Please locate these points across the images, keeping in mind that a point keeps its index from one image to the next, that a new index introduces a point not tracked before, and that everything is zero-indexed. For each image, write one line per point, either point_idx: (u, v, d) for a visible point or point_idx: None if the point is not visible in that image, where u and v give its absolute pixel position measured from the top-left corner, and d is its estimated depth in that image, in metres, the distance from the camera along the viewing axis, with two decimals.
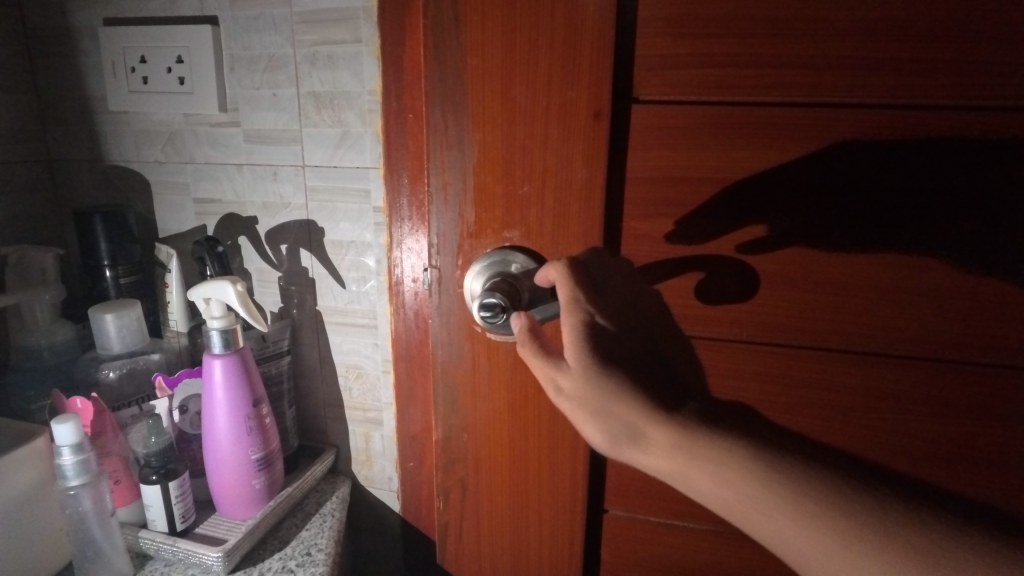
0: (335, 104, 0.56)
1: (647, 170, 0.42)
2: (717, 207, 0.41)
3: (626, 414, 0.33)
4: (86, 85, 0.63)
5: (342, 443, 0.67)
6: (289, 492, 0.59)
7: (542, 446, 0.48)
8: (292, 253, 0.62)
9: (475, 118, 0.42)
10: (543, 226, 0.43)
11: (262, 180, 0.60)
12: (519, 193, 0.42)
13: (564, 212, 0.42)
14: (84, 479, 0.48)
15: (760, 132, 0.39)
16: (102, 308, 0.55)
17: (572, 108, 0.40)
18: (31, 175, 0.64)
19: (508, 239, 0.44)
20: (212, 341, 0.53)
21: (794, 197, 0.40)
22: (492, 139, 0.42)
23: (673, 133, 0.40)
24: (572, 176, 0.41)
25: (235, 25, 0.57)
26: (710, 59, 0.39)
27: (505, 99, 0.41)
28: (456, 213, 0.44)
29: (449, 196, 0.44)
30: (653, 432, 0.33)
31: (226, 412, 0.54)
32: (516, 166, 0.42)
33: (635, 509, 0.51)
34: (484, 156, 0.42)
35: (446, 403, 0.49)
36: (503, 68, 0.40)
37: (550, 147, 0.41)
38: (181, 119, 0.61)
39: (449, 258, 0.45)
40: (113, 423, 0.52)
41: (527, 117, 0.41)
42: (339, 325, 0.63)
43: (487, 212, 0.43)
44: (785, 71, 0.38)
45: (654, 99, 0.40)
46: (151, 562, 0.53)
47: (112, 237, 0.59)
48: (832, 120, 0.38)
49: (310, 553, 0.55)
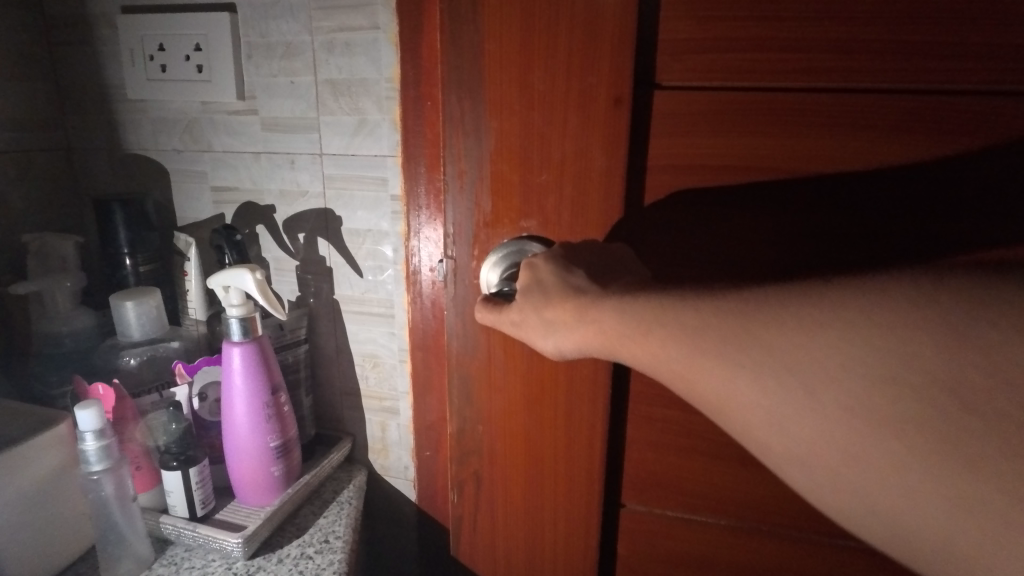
0: (352, 91, 0.56)
1: (669, 155, 0.41)
2: (741, 194, 0.41)
3: (551, 313, 0.38)
4: (104, 73, 0.63)
5: (358, 432, 0.67)
6: (306, 480, 0.59)
7: (556, 436, 0.48)
8: (310, 242, 0.62)
9: (493, 104, 0.41)
10: (561, 215, 0.42)
11: (279, 169, 0.60)
12: (537, 181, 0.42)
13: (582, 200, 0.41)
14: (106, 464, 0.48)
15: (784, 119, 0.38)
16: (122, 295, 0.55)
17: (590, 93, 0.39)
18: (52, 164, 0.64)
19: (527, 226, 0.43)
20: (231, 329, 0.53)
21: (818, 186, 0.39)
22: (510, 126, 0.41)
23: (697, 119, 0.40)
24: (591, 163, 0.41)
25: (252, 12, 0.57)
26: (735, 44, 0.38)
27: (524, 85, 0.40)
28: (473, 201, 0.43)
29: (466, 183, 0.43)
30: (570, 325, 0.37)
31: (245, 399, 0.54)
32: (534, 153, 0.41)
33: (654, 496, 0.50)
34: (502, 143, 0.41)
35: (461, 395, 0.49)
36: (522, 54, 0.39)
37: (570, 133, 0.40)
38: (198, 108, 0.61)
39: (465, 246, 0.45)
40: (133, 411, 0.52)
41: (547, 103, 0.40)
42: (356, 314, 0.63)
43: (505, 199, 0.43)
44: (812, 56, 0.37)
45: (678, 84, 0.40)
46: (172, 548, 0.54)
47: (131, 224, 0.59)
48: (860, 106, 0.37)
49: (327, 539, 0.55)
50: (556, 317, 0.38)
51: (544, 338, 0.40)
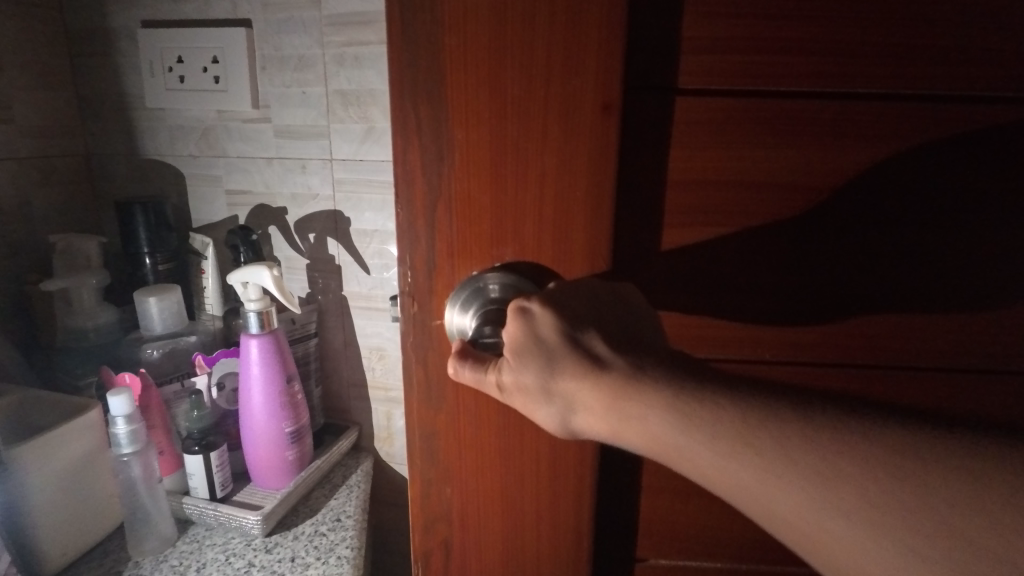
0: (361, 102, 0.60)
1: (692, 174, 0.30)
2: (778, 232, 0.31)
3: (565, 389, 0.25)
4: (123, 83, 0.67)
5: (364, 421, 0.71)
6: (318, 464, 0.63)
7: (544, 537, 0.33)
8: (320, 242, 0.66)
9: (439, 104, 0.27)
10: (547, 248, 0.29)
11: (291, 173, 0.64)
12: (515, 207, 0.28)
13: (566, 236, 0.29)
14: (135, 447, 0.52)
15: (844, 131, 0.29)
16: (145, 291, 0.59)
17: (576, 93, 0.26)
18: (72, 168, 0.68)
19: (499, 260, 0.29)
20: (250, 322, 0.57)
21: (881, 218, 0.30)
22: (478, 137, 0.27)
23: (727, 132, 0.29)
24: (582, 186, 0.28)
25: (267, 27, 0.61)
26: (787, 43, 0.28)
27: (494, 79, 0.26)
28: (413, 231, 0.29)
29: (402, 208, 0.29)
30: (590, 407, 0.25)
31: (262, 388, 0.58)
32: (510, 171, 0.28)
33: (662, 558, 0.39)
34: (467, 160, 0.28)
35: (423, 452, 0.33)
36: (481, 30, 0.26)
37: (551, 146, 0.27)
38: (214, 116, 0.65)
39: (408, 290, 0.30)
40: (158, 399, 0.56)
41: (526, 104, 0.27)
42: (363, 309, 0.67)
43: (460, 228, 0.29)
44: (884, 61, 0.28)
45: (711, 88, 0.29)
46: (193, 527, 0.57)
47: (151, 226, 0.63)
48: (932, 123, 0.29)
49: (339, 518, 0.59)
50: (581, 395, 0.25)
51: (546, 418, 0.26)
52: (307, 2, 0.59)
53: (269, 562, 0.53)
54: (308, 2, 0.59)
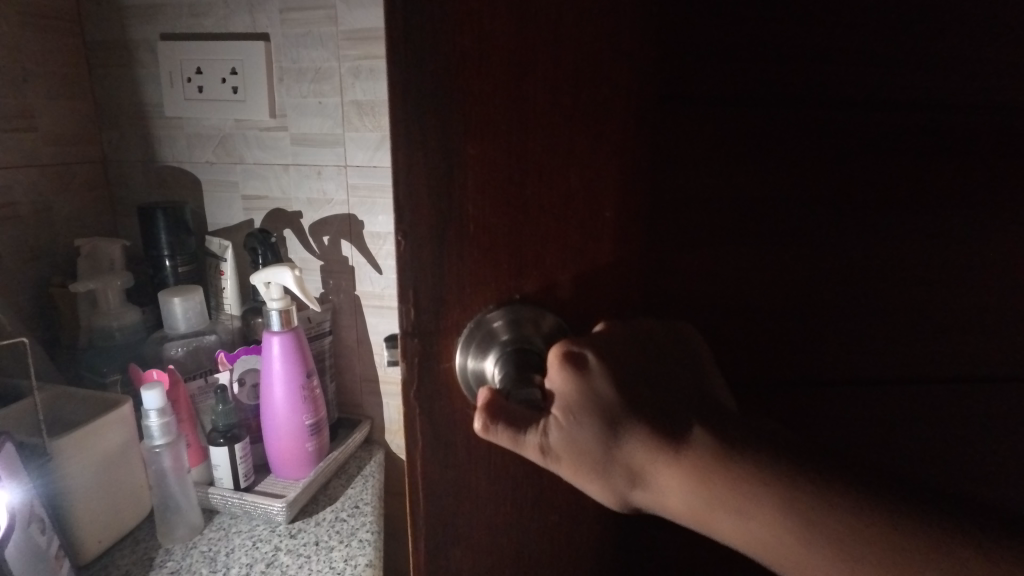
0: (376, 112, 0.64)
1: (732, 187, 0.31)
2: (797, 244, 0.33)
3: (628, 450, 0.26)
4: (141, 92, 0.70)
5: (376, 415, 0.74)
6: (334, 455, 0.67)
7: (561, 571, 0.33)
8: (334, 244, 0.69)
9: (452, 134, 0.26)
10: (566, 267, 0.29)
11: (307, 179, 0.68)
12: (534, 226, 0.28)
13: (589, 252, 0.29)
14: (167, 439, 0.55)
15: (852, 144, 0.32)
16: (170, 292, 0.62)
17: (601, 110, 0.27)
18: (90, 175, 0.71)
19: (515, 289, 0.29)
20: (272, 320, 0.60)
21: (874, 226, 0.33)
22: (498, 157, 0.27)
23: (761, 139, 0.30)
24: (604, 212, 0.28)
25: (285, 41, 0.64)
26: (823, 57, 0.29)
27: (514, 100, 0.26)
28: (422, 264, 0.28)
29: (409, 242, 0.28)
30: (652, 470, 0.26)
31: (283, 383, 0.61)
32: (531, 192, 0.27)
33: None
34: (487, 182, 0.27)
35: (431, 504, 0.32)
36: (498, 59, 0.25)
37: (572, 173, 0.27)
38: (231, 125, 0.68)
39: (415, 323, 0.29)
40: (184, 394, 0.59)
41: (547, 126, 0.26)
42: (376, 308, 0.70)
43: (474, 259, 0.28)
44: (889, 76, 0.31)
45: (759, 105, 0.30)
46: (219, 516, 0.60)
47: (171, 230, 0.65)
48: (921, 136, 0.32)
49: (357, 505, 0.62)
50: (642, 459, 0.26)
51: (600, 484, 0.27)
52: (324, 18, 0.62)
53: (294, 545, 0.56)
54: (325, 18, 0.62)
